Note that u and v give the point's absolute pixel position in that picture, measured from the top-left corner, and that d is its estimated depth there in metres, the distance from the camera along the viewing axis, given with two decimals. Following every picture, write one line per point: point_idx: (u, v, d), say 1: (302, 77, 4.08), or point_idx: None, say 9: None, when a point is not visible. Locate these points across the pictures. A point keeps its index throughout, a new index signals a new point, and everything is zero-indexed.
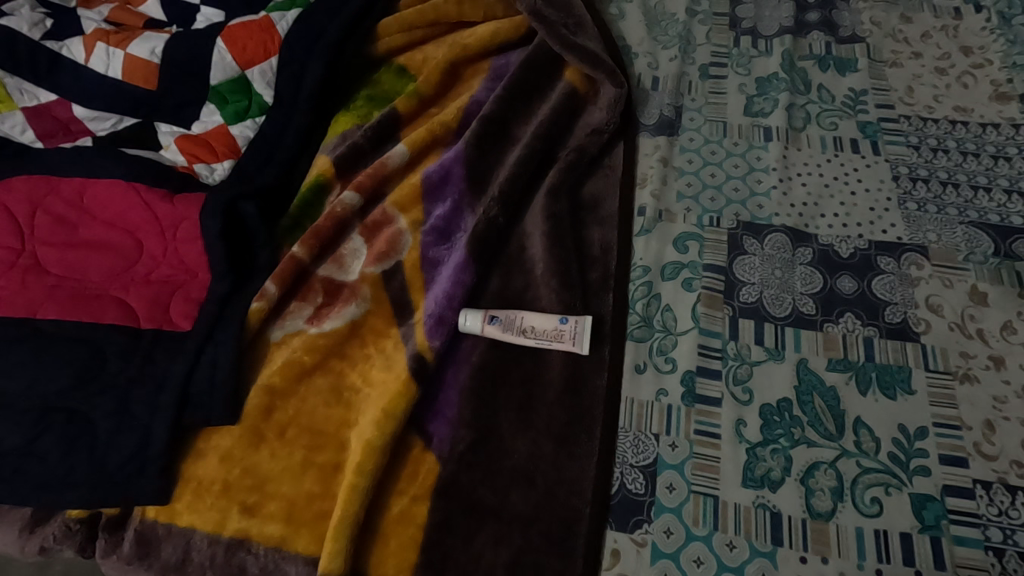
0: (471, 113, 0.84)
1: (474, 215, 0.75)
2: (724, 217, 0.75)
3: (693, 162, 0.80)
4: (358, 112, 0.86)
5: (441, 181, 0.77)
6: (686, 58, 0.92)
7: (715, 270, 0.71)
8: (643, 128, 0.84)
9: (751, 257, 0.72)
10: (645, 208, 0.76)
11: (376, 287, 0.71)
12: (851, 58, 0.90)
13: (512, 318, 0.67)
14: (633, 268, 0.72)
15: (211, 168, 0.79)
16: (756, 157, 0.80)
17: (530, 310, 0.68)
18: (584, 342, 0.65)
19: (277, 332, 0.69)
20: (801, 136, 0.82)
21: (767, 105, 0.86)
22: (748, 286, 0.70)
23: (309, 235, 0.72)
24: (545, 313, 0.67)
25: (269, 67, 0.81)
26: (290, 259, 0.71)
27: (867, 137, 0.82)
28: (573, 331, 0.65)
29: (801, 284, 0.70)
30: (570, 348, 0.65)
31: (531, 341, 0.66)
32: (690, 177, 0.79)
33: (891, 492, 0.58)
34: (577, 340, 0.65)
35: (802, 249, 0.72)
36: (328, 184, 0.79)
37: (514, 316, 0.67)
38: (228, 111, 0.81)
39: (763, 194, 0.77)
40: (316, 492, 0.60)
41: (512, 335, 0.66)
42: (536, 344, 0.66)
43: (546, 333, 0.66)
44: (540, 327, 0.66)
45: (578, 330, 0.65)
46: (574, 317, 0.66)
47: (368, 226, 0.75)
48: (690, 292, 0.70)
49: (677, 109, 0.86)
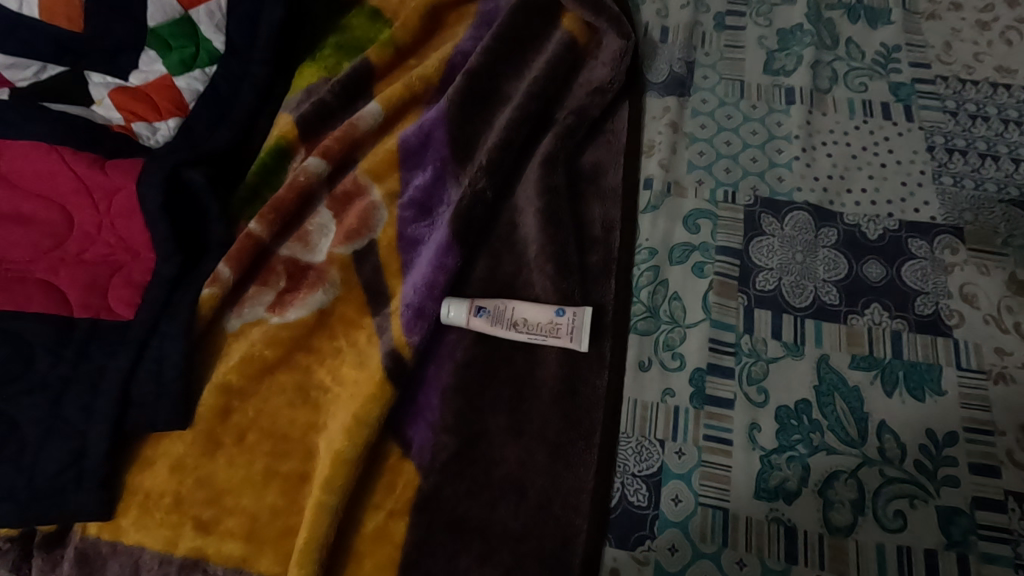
0: (455, 65, 0.74)
1: (459, 186, 0.66)
2: (740, 191, 0.67)
3: (707, 128, 0.71)
4: (325, 63, 0.75)
5: (421, 146, 0.68)
6: (699, 6, 0.81)
7: (729, 254, 0.63)
8: (650, 87, 0.74)
9: (770, 238, 0.64)
10: (653, 180, 0.67)
11: (346, 270, 0.62)
12: (884, 9, 0.80)
13: (502, 309, 0.59)
14: (638, 250, 0.64)
15: (153, 128, 0.68)
16: (776, 122, 0.71)
17: (521, 299, 0.60)
18: (583, 338, 0.57)
19: (234, 322, 0.61)
20: (827, 98, 0.73)
21: (790, 62, 0.76)
22: (765, 271, 0.62)
23: (268, 209, 0.63)
24: (539, 304, 0.59)
25: (217, 8, 0.71)
26: (247, 237, 0.62)
27: (899, 101, 0.73)
28: (573, 325, 0.57)
29: (823, 270, 0.63)
30: (568, 344, 0.57)
31: (521, 337, 0.58)
32: (703, 145, 0.70)
33: (916, 505, 0.53)
34: (575, 335, 0.57)
35: (826, 229, 0.65)
36: (291, 148, 0.69)
37: (504, 308, 0.59)
38: (173, 60, 0.70)
39: (784, 166, 0.68)
40: (280, 505, 0.53)
41: (499, 329, 0.58)
42: (528, 339, 0.58)
43: (539, 329, 0.58)
44: (533, 320, 0.58)
45: (578, 325, 0.57)
46: (575, 308, 0.58)
47: (338, 198, 0.66)
48: (702, 278, 0.62)
49: (689, 64, 0.76)
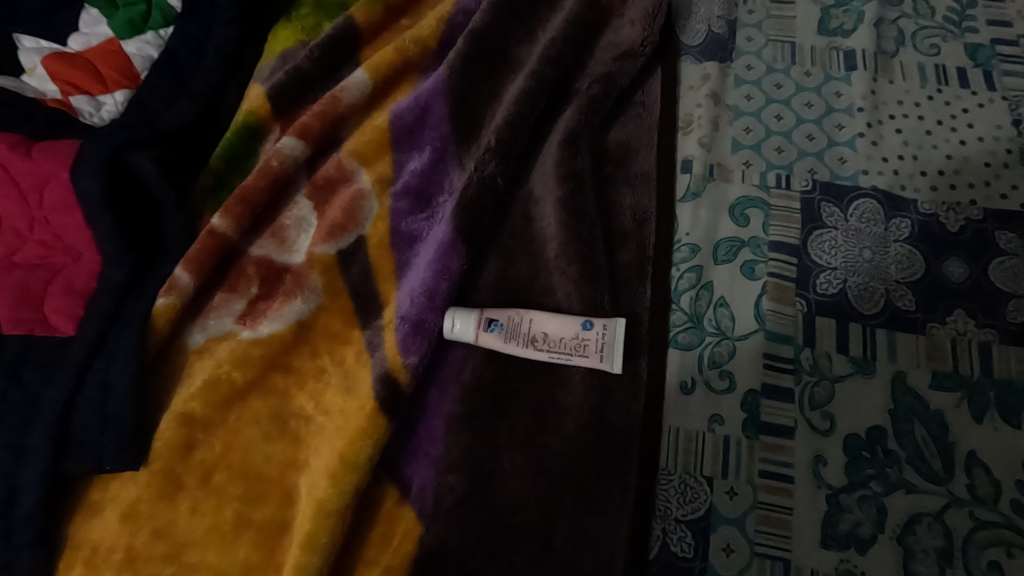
0: (456, 25, 0.62)
1: (463, 171, 0.56)
2: (795, 175, 0.56)
3: (753, 99, 0.60)
4: (302, 24, 0.64)
5: (417, 123, 0.57)
6: None
7: (784, 251, 0.53)
8: (685, 51, 0.63)
9: (832, 231, 0.54)
10: (692, 162, 0.57)
11: (330, 273, 0.52)
12: None
13: (517, 321, 0.49)
14: (676, 247, 0.54)
15: (97, 103, 0.57)
16: (835, 92, 0.61)
17: (539, 310, 0.50)
18: (616, 358, 0.47)
19: (197, 337, 0.51)
20: (893, 63, 0.62)
21: (848, 20, 0.65)
22: (827, 271, 0.53)
23: (234, 201, 0.52)
24: (562, 316, 0.49)
25: None
26: (209, 235, 0.51)
27: (977, 66, 0.62)
28: (603, 340, 0.48)
29: (896, 269, 0.53)
30: (597, 364, 0.48)
31: (540, 356, 0.49)
32: (749, 120, 0.59)
33: (1016, 555, 0.44)
34: (606, 354, 0.48)
35: (898, 220, 0.54)
36: (262, 126, 0.58)
37: (520, 320, 0.49)
38: (120, 21, 0.60)
39: (846, 144, 0.58)
40: (253, 563, 0.44)
41: (514, 345, 0.49)
42: (549, 358, 0.49)
43: (563, 346, 0.48)
44: (555, 335, 0.49)
45: (610, 340, 0.48)
46: (605, 319, 0.48)
47: (319, 185, 0.56)
48: (753, 280, 0.52)
49: (731, 24, 0.65)
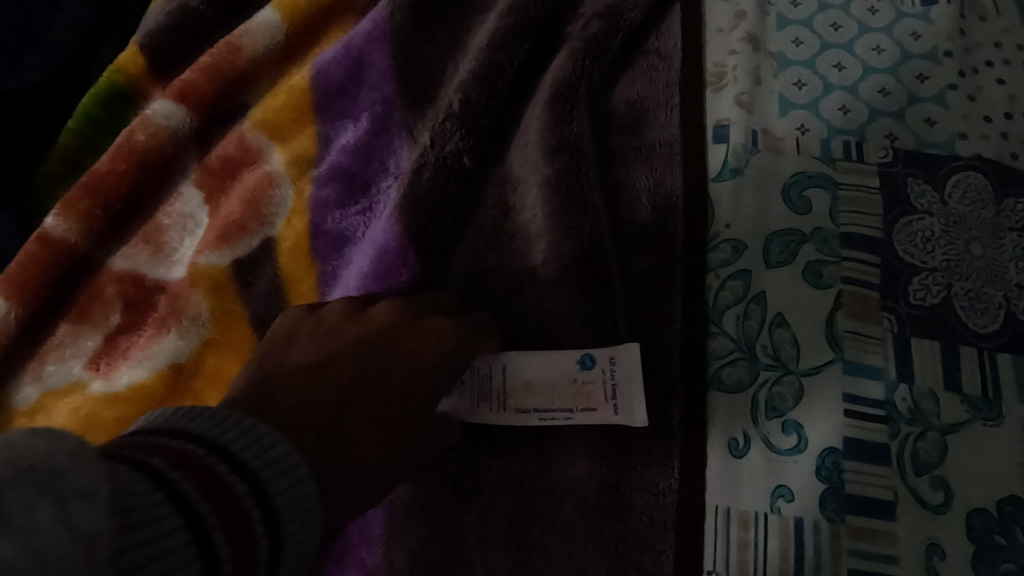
0: None
1: (413, 145, 0.40)
2: (868, 142, 0.41)
3: (804, 43, 0.45)
4: None
5: (348, 80, 0.41)
6: None
7: (863, 246, 0.38)
8: None
9: (926, 218, 0.39)
10: (728, 127, 0.42)
11: (220, 295, 0.37)
12: None
13: (484, 373, 0.36)
14: (713, 245, 0.38)
15: None
16: (912, 31, 0.45)
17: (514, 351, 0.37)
18: (635, 408, 0.35)
19: (29, 389, 0.36)
20: None
21: None
22: (923, 273, 0.38)
23: (80, 194, 0.37)
24: (546, 356, 0.36)
25: None
26: (40, 244, 0.36)
27: None
28: (613, 377, 0.35)
29: (1017, 267, 0.38)
30: (609, 418, 0.35)
31: (526, 420, 0.35)
32: (800, 70, 0.44)
33: None
34: (618, 401, 0.35)
35: (1012, 200, 0.40)
36: (136, 89, 0.42)
37: (489, 374, 0.36)
38: None
39: (934, 100, 0.43)
40: None
41: (484, 412, 0.36)
42: (540, 419, 0.35)
43: (555, 396, 0.36)
44: (543, 387, 0.36)
45: (622, 377, 0.35)
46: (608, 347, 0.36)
47: (212, 167, 0.40)
48: (821, 289, 0.37)
49: None
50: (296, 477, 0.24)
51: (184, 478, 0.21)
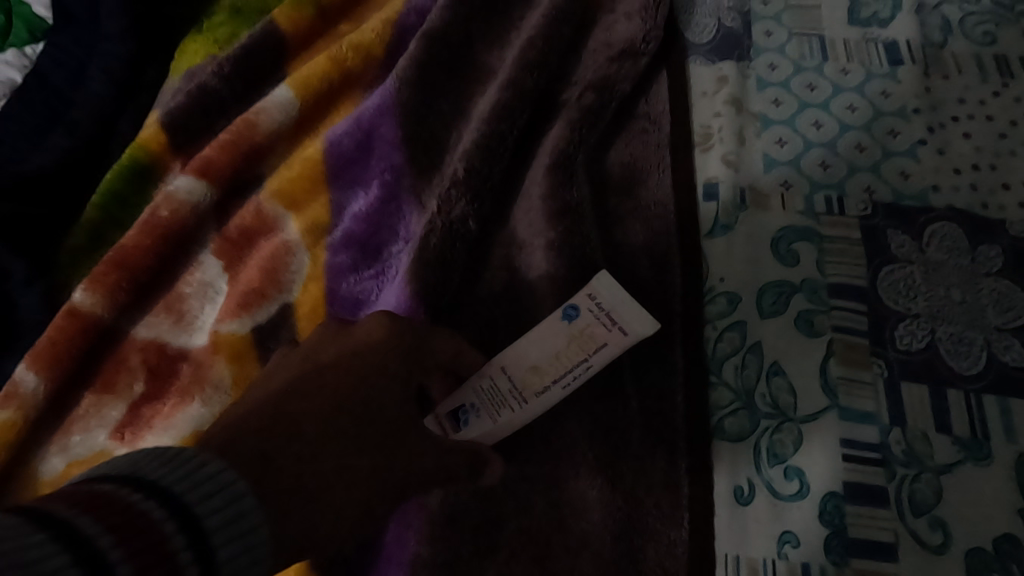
0: (406, 28, 0.48)
1: (422, 210, 0.42)
2: (849, 197, 0.44)
3: (783, 105, 0.48)
4: (215, 36, 0.51)
5: (358, 151, 0.44)
6: None
7: (849, 295, 0.41)
8: (693, 49, 0.51)
9: (906, 267, 0.42)
10: (717, 186, 0.44)
11: (241, 362, 0.38)
12: None
13: (487, 385, 0.36)
14: (709, 298, 0.41)
15: None
16: (882, 91, 0.49)
17: (500, 355, 0.37)
18: (630, 319, 0.35)
19: (55, 460, 0.37)
20: (945, 55, 0.51)
21: (883, 8, 0.54)
22: (907, 319, 0.40)
23: (106, 268, 0.39)
24: (531, 337, 0.36)
25: None
26: (69, 317, 0.37)
27: None
28: (600, 306, 0.36)
29: (995, 311, 0.40)
30: (619, 341, 0.35)
31: (556, 396, 0.36)
32: (781, 130, 0.47)
33: None
34: (613, 324, 0.35)
35: (985, 247, 0.42)
36: (158, 164, 0.45)
37: (493, 378, 0.36)
38: None
39: (906, 154, 0.46)
40: None
41: (511, 413, 0.36)
42: (566, 389, 0.36)
43: (564, 360, 0.36)
44: (548, 364, 0.36)
45: (608, 303, 0.35)
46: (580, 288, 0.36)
47: (231, 238, 0.42)
48: (814, 338, 0.39)
49: (744, 17, 0.53)
50: (217, 496, 0.24)
51: (81, 514, 0.21)
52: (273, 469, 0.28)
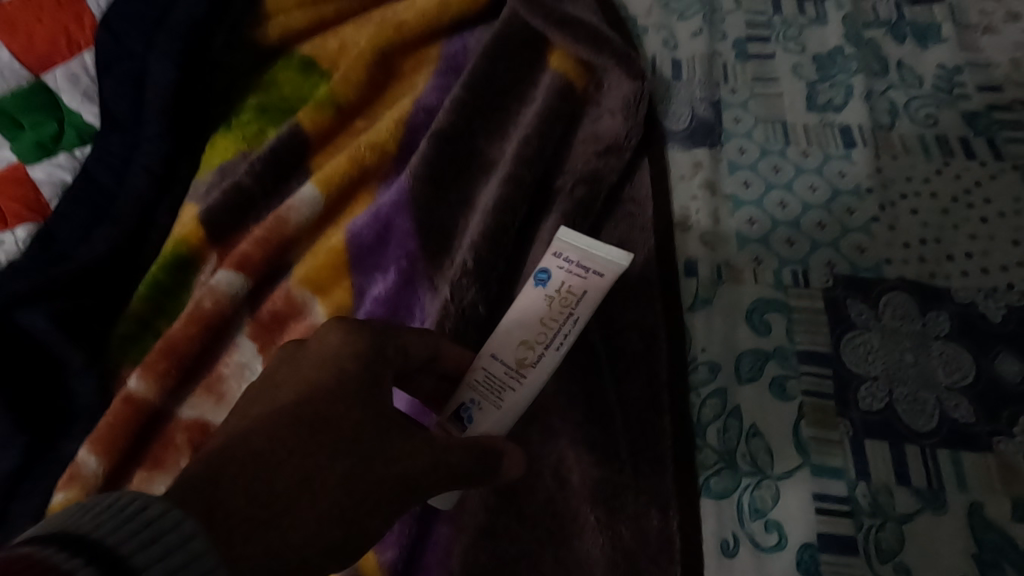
0: (416, 127, 0.55)
1: (435, 294, 0.47)
2: (812, 270, 0.50)
3: (752, 186, 0.55)
4: (244, 132, 0.56)
5: (377, 241, 0.49)
6: (713, 33, 0.65)
7: (816, 361, 0.46)
8: (671, 137, 0.58)
9: (864, 334, 0.47)
10: (696, 263, 0.50)
11: None
12: (931, 25, 0.67)
13: (484, 373, 0.41)
14: (692, 367, 0.46)
15: None
16: (839, 171, 0.55)
17: (491, 341, 0.41)
18: (600, 257, 0.40)
19: None
20: (893, 137, 0.58)
21: (837, 95, 0.61)
22: (868, 382, 0.45)
23: (156, 357, 0.44)
24: (515, 317, 0.41)
25: (84, 69, 0.54)
26: (124, 404, 0.43)
27: (977, 135, 0.58)
28: (566, 247, 0.41)
29: (945, 372, 0.46)
30: (597, 283, 0.40)
31: (553, 358, 0.40)
32: (751, 210, 0.53)
33: None
34: (586, 268, 0.40)
35: (933, 313, 0.48)
36: (196, 256, 0.50)
37: (487, 366, 0.41)
38: (26, 143, 0.52)
39: (862, 230, 0.52)
40: None
41: (515, 393, 0.40)
42: (560, 350, 0.40)
43: (549, 322, 0.40)
44: (537, 334, 0.40)
45: (574, 255, 0.41)
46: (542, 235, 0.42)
47: (266, 323, 0.47)
48: (786, 401, 0.44)
49: (714, 105, 0.60)
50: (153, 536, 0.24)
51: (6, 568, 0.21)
52: (224, 497, 0.29)
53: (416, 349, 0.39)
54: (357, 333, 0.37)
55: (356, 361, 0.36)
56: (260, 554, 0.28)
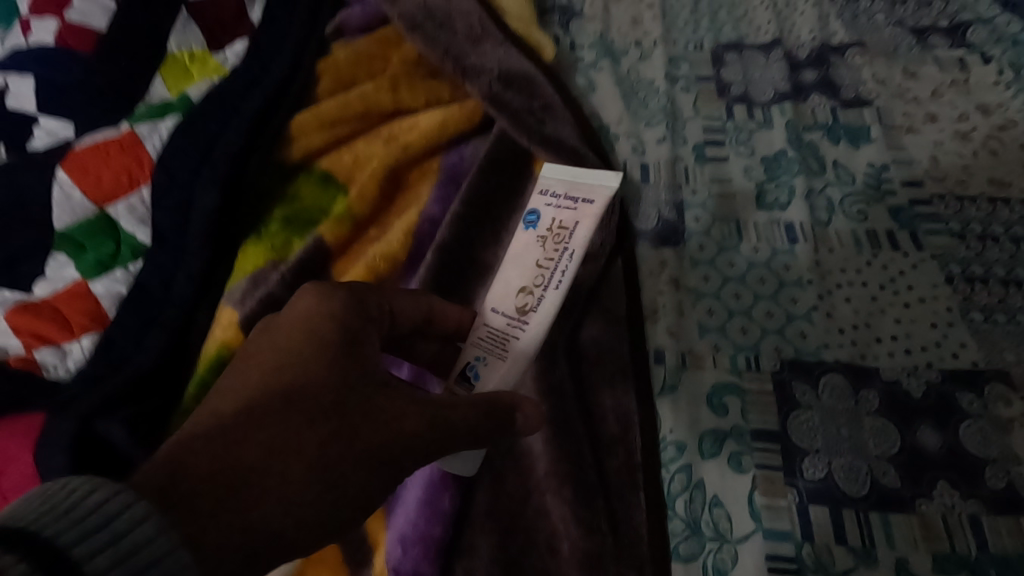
0: (423, 235, 0.64)
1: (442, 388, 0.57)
2: (762, 356, 0.59)
3: (710, 280, 0.64)
4: (271, 243, 0.64)
5: None
6: (675, 139, 0.76)
7: (767, 437, 0.54)
8: (641, 236, 0.67)
9: (807, 411, 0.56)
10: (664, 352, 0.59)
11: None
12: (862, 126, 0.77)
13: (487, 332, 0.55)
14: (663, 446, 0.54)
15: (63, 352, 0.58)
16: (784, 265, 0.65)
17: (489, 303, 0.56)
18: (588, 191, 0.56)
19: None
20: (830, 232, 0.68)
21: (782, 194, 0.71)
22: (810, 454, 0.54)
23: None
24: (514, 272, 0.56)
25: (140, 201, 0.62)
26: None
27: (902, 227, 0.68)
28: (553, 193, 0.58)
29: (875, 443, 0.54)
30: (589, 207, 0.56)
31: (549, 296, 0.54)
32: (710, 302, 0.62)
33: None
34: (578, 202, 0.56)
35: (865, 392, 0.57)
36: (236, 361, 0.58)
37: (489, 319, 0.55)
38: (88, 263, 0.60)
39: (804, 318, 0.61)
40: None
41: (517, 341, 0.54)
42: (560, 284, 0.54)
43: (547, 258, 0.55)
44: (538, 275, 0.55)
45: (560, 196, 0.57)
46: (536, 191, 0.59)
47: None
48: (742, 473, 0.53)
49: (677, 206, 0.69)
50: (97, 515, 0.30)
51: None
52: (183, 477, 0.35)
53: (400, 315, 0.50)
54: (322, 309, 0.46)
55: (317, 337, 0.44)
56: (226, 524, 0.34)
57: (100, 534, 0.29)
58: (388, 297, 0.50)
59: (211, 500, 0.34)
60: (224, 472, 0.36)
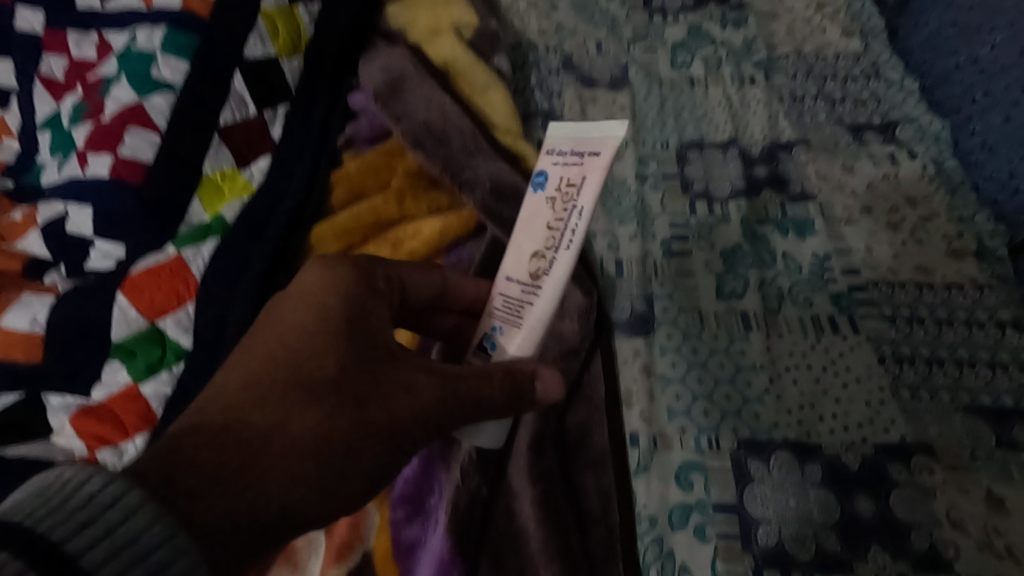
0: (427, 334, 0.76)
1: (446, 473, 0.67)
2: (722, 436, 0.68)
3: (677, 366, 0.74)
4: None
5: None
6: (645, 235, 0.87)
7: (727, 510, 0.64)
8: (617, 329, 0.78)
9: (761, 485, 0.65)
10: (638, 435, 0.69)
11: None
12: (807, 219, 0.89)
13: (506, 299, 0.65)
14: (638, 520, 0.65)
15: (119, 452, 0.66)
16: (741, 350, 0.75)
17: (507, 271, 0.66)
18: (592, 145, 0.62)
19: None
20: (780, 319, 0.78)
21: (738, 284, 0.82)
22: (764, 524, 0.63)
23: None
24: (530, 233, 0.65)
25: (186, 314, 0.73)
26: None
27: (842, 313, 0.79)
28: (560, 151, 0.65)
29: (819, 512, 0.64)
30: (592, 162, 0.62)
31: (561, 256, 0.62)
32: (677, 387, 0.72)
33: None
34: (582, 159, 0.63)
35: (810, 466, 0.66)
36: None
37: (508, 285, 0.65)
38: (139, 367, 0.70)
39: (758, 400, 0.71)
40: None
41: (532, 307, 0.63)
42: (573, 243, 0.61)
43: (557, 215, 0.63)
44: (550, 235, 0.63)
45: (568, 151, 0.64)
46: (547, 150, 0.66)
47: None
48: (705, 543, 0.63)
49: (648, 299, 0.80)
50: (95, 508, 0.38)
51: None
52: (179, 469, 0.44)
53: (412, 286, 0.65)
54: (329, 290, 0.57)
55: (313, 320, 0.54)
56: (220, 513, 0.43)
57: (97, 525, 0.37)
58: (395, 275, 0.63)
59: (211, 486, 0.44)
60: (227, 461, 0.45)
